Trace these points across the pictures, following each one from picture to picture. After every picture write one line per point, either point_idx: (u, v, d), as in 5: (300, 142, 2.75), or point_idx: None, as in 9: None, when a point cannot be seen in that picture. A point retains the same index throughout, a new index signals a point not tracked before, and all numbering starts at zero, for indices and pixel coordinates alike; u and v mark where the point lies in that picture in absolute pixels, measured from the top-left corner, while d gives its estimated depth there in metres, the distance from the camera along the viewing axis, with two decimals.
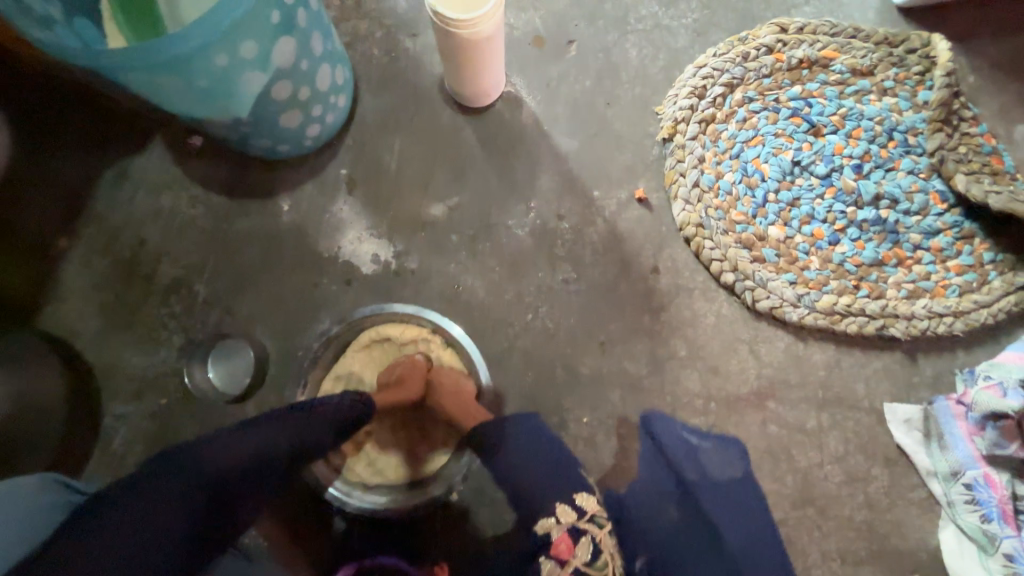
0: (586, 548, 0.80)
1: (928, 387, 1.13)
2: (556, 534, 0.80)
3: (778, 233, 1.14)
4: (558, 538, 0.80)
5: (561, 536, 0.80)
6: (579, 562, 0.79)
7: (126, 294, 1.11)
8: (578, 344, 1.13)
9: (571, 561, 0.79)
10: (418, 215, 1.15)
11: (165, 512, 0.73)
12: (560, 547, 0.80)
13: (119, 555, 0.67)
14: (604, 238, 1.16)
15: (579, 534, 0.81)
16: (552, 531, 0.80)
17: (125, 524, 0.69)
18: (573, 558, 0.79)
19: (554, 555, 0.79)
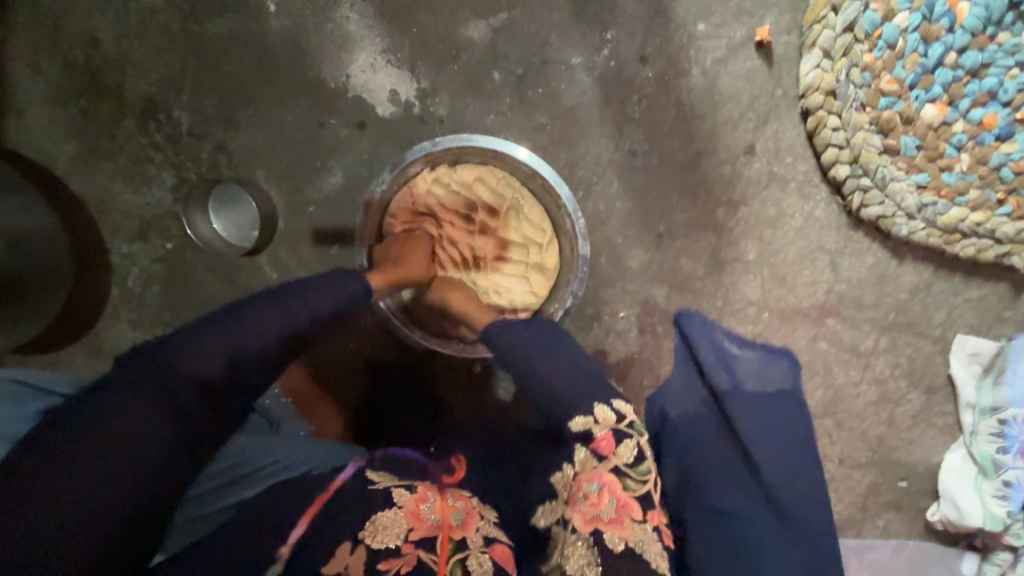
0: (628, 446, 0.71)
1: (1015, 323, 1.01)
2: (597, 430, 0.72)
3: (935, 115, 0.85)
4: (602, 434, 0.72)
5: (603, 434, 0.72)
6: (620, 461, 0.70)
7: (94, 112, 0.92)
8: (631, 232, 0.96)
9: (610, 458, 0.70)
10: (452, 36, 0.86)
11: (148, 419, 0.60)
12: (602, 444, 0.71)
13: (88, 478, 0.55)
14: (694, 97, 0.88)
15: (621, 435, 0.72)
16: (593, 429, 0.72)
17: (84, 446, 0.57)
18: (613, 456, 0.70)
19: (592, 449, 0.71)
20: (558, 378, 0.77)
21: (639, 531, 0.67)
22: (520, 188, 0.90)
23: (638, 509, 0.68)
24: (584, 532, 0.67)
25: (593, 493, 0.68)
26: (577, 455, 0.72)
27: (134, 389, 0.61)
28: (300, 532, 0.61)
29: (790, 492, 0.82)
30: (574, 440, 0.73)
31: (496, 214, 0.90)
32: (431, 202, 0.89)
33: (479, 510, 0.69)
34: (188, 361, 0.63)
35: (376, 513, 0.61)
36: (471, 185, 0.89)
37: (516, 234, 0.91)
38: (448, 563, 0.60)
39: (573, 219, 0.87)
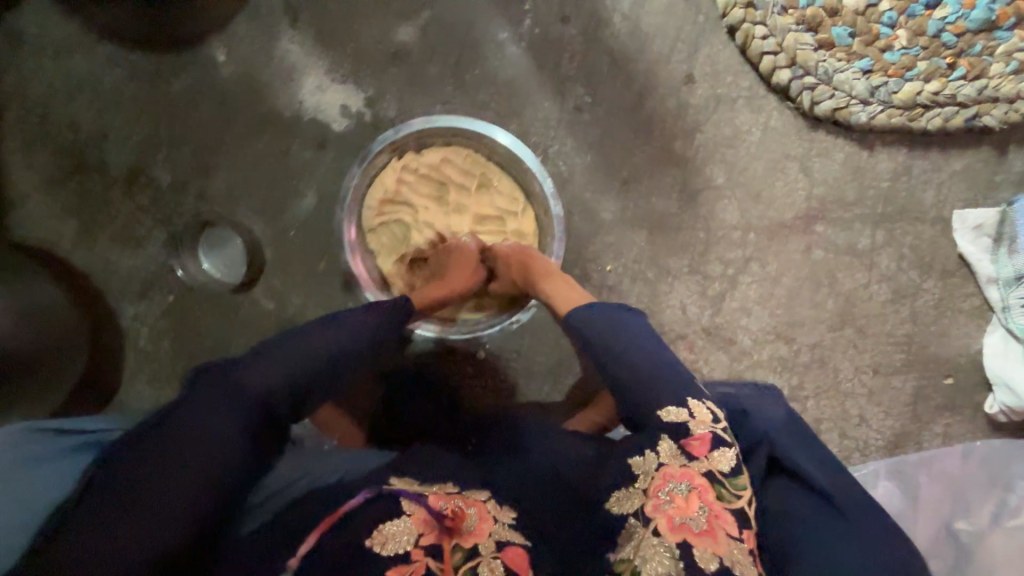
0: (727, 454, 0.60)
1: (1011, 186, 0.98)
2: (695, 429, 0.61)
3: (857, 1, 0.87)
4: (697, 434, 0.60)
5: (699, 433, 0.60)
6: (714, 466, 0.59)
7: (86, 189, 1.00)
8: (597, 185, 0.98)
9: (704, 461, 0.59)
10: (385, 42, 0.92)
11: (215, 427, 0.57)
12: (695, 443, 0.60)
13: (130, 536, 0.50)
14: (622, 42, 0.91)
15: (719, 441, 0.61)
16: (690, 425, 0.61)
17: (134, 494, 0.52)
18: (708, 458, 0.59)
19: (685, 448, 0.59)
20: (633, 357, 0.68)
21: (737, 549, 0.54)
22: (485, 164, 0.94)
23: (730, 519, 0.56)
24: (671, 540, 0.53)
25: (680, 494, 0.56)
26: (660, 445, 0.60)
27: (204, 414, 0.58)
28: (309, 545, 0.54)
29: (839, 489, 0.69)
30: (660, 432, 0.61)
31: (468, 190, 0.94)
32: (405, 190, 0.92)
33: (494, 514, 0.59)
34: (264, 377, 0.62)
35: (385, 521, 0.54)
36: (439, 167, 0.92)
37: (491, 206, 0.94)
38: (454, 570, 0.51)
39: (538, 181, 0.91)
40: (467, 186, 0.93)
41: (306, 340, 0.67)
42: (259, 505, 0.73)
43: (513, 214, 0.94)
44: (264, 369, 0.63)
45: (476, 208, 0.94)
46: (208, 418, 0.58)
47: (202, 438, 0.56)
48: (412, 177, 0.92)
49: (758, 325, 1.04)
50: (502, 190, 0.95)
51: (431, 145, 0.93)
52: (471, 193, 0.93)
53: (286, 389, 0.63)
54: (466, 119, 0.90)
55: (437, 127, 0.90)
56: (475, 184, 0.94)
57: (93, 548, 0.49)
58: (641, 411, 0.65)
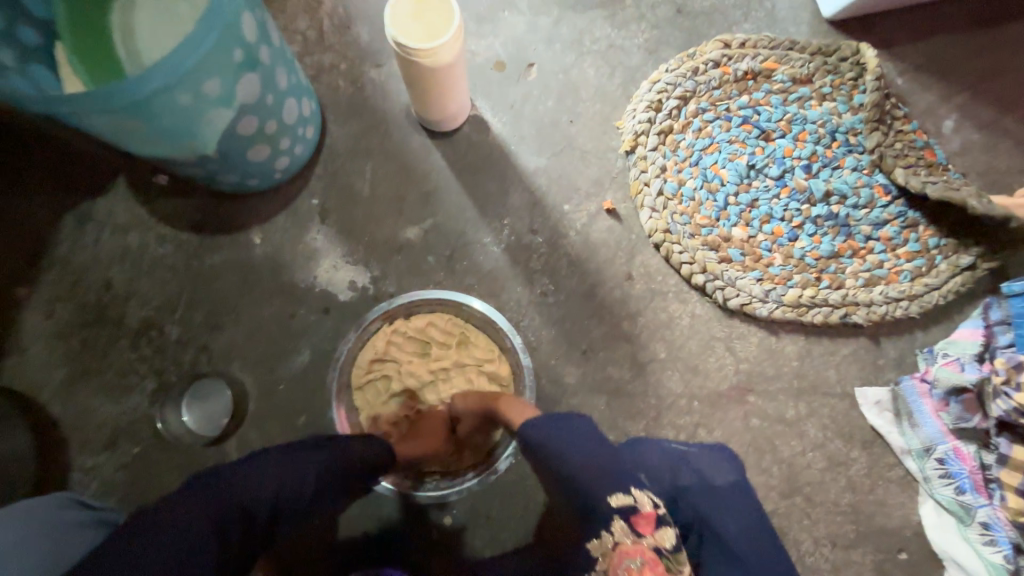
0: (668, 531, 0.73)
1: (893, 368, 1.20)
2: (643, 508, 0.73)
3: (741, 233, 1.20)
4: (645, 512, 0.73)
5: (647, 513, 0.73)
6: (657, 542, 0.72)
7: (95, 340, 1.08)
8: (561, 354, 1.15)
9: (650, 538, 0.72)
10: (394, 237, 1.17)
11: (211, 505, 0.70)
12: (642, 522, 0.72)
13: None
14: (577, 248, 1.20)
15: (662, 520, 0.73)
16: (637, 503, 0.73)
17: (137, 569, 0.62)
18: (652, 536, 0.72)
19: (631, 523, 0.72)
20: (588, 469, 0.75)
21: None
22: (463, 325, 1.10)
23: None
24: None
25: (634, 568, 0.70)
26: (613, 526, 0.72)
27: (182, 516, 0.68)
28: None
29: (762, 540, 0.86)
30: (612, 515, 0.72)
31: (449, 345, 1.08)
32: (392, 350, 1.06)
33: None
34: (255, 487, 0.74)
35: None
36: (424, 330, 1.08)
37: (469, 356, 1.07)
38: None
39: (510, 336, 1.06)
40: (447, 340, 1.08)
41: (281, 458, 0.79)
42: None
43: (490, 363, 1.07)
44: (244, 488, 0.73)
45: (456, 360, 1.06)
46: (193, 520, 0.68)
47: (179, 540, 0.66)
48: (399, 340, 1.07)
49: None
50: (485, 337, 1.10)
51: (418, 307, 1.09)
52: (451, 346, 1.08)
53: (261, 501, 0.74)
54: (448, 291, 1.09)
55: (423, 300, 1.08)
56: (456, 339, 1.08)
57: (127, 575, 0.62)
58: (595, 501, 0.74)
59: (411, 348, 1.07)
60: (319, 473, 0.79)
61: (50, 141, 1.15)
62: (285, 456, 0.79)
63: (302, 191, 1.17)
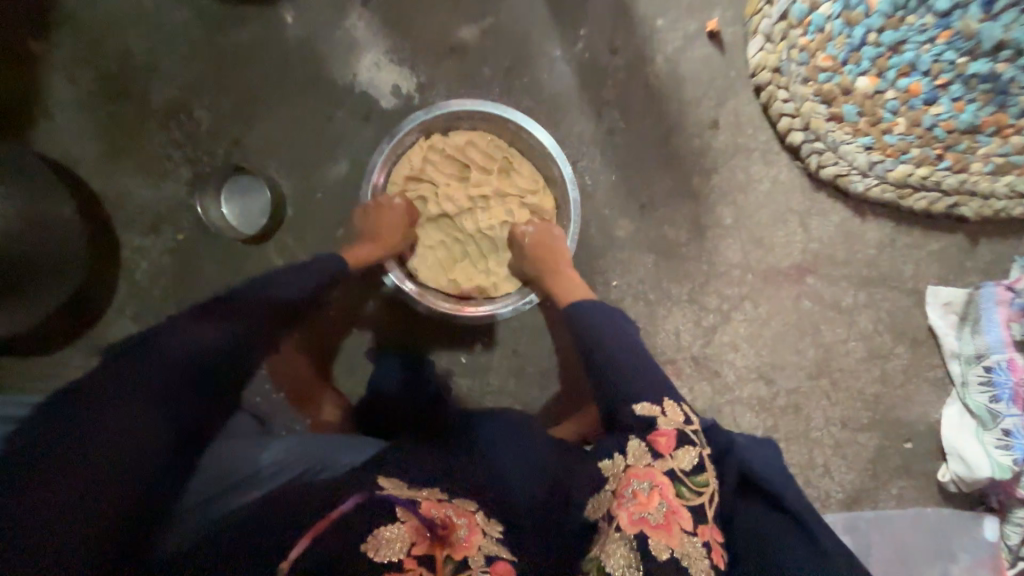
0: (689, 454, 0.65)
1: (979, 272, 1.08)
2: (661, 425, 0.67)
3: (867, 85, 0.97)
4: (663, 430, 0.67)
5: (664, 431, 0.67)
6: (676, 465, 0.64)
7: (121, 117, 1.00)
8: (617, 203, 1.04)
9: (667, 459, 0.64)
10: (446, 36, 0.98)
11: (144, 390, 0.65)
12: (661, 440, 0.66)
13: (125, 405, 0.63)
14: (661, 80, 1.00)
15: (684, 440, 0.67)
16: (659, 420, 0.68)
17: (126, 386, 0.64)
18: (670, 458, 0.64)
19: (650, 443, 0.66)
20: (641, 363, 0.76)
21: (691, 545, 0.59)
22: (507, 149, 0.99)
23: (690, 521, 0.61)
24: (629, 533, 0.58)
25: (643, 492, 0.61)
26: (628, 447, 0.66)
27: (154, 358, 0.68)
28: (298, 553, 0.56)
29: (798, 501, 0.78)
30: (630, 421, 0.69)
31: (490, 171, 0.99)
32: (428, 169, 0.98)
33: (482, 528, 0.62)
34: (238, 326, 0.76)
35: (380, 526, 0.58)
36: (463, 148, 0.98)
37: (513, 186, 0.99)
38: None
39: (558, 164, 0.95)
40: (489, 164, 0.99)
41: (182, 328, 0.72)
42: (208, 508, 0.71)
43: (535, 194, 0.99)
44: (161, 358, 0.68)
45: (500, 186, 0.99)
46: (118, 397, 0.64)
47: (119, 416, 0.63)
48: (438, 159, 0.98)
49: (742, 362, 1.11)
50: (530, 163, 1.00)
51: (465, 128, 0.99)
52: (493, 171, 0.99)
53: (178, 373, 0.69)
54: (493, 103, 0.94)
55: (466, 109, 0.94)
56: (501, 162, 0.99)
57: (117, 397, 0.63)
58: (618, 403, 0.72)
59: (449, 169, 0.98)
60: (236, 338, 0.76)
61: None
62: (270, 293, 0.80)
63: None
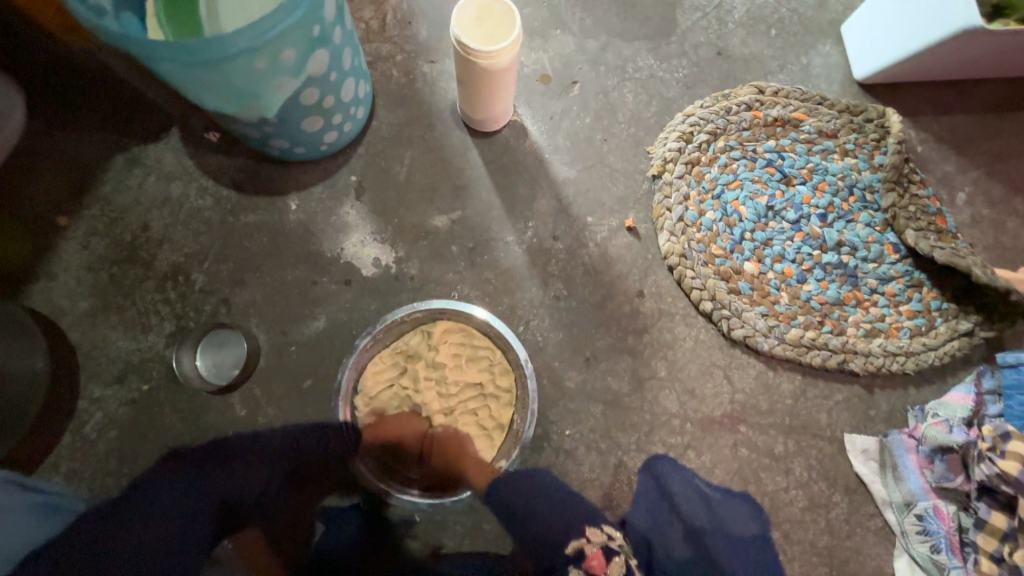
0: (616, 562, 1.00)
1: (883, 421, 1.23)
2: (590, 551, 1.01)
3: (753, 268, 1.25)
4: (592, 555, 1.00)
5: (594, 554, 1.00)
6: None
7: (123, 278, 1.12)
8: (565, 358, 1.18)
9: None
10: (421, 223, 1.22)
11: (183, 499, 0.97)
12: (593, 563, 0.99)
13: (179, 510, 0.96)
14: (594, 260, 1.24)
15: (611, 555, 1.00)
16: (587, 544, 1.01)
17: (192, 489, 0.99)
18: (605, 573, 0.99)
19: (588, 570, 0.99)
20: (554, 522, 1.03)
21: None
22: (468, 330, 1.13)
23: None
24: None
25: None
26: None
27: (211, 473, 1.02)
28: None
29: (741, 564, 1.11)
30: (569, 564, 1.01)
31: (461, 350, 1.11)
32: (408, 349, 1.10)
33: None
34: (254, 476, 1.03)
35: None
36: (441, 335, 1.11)
37: (481, 363, 1.11)
38: None
39: (514, 351, 1.11)
40: (459, 344, 1.11)
41: (250, 464, 1.04)
42: None
43: (500, 364, 1.12)
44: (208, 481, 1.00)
45: (472, 362, 1.11)
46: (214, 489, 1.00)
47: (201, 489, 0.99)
48: (417, 340, 1.11)
49: (695, 513, 1.14)
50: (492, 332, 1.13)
51: (434, 315, 1.13)
52: (458, 349, 1.11)
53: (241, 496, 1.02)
54: (446, 302, 1.12)
55: (442, 309, 1.12)
56: (466, 334, 1.12)
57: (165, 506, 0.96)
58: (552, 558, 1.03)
59: (428, 345, 1.10)
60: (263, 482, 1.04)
61: (114, 84, 1.20)
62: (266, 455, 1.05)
63: (343, 166, 1.23)
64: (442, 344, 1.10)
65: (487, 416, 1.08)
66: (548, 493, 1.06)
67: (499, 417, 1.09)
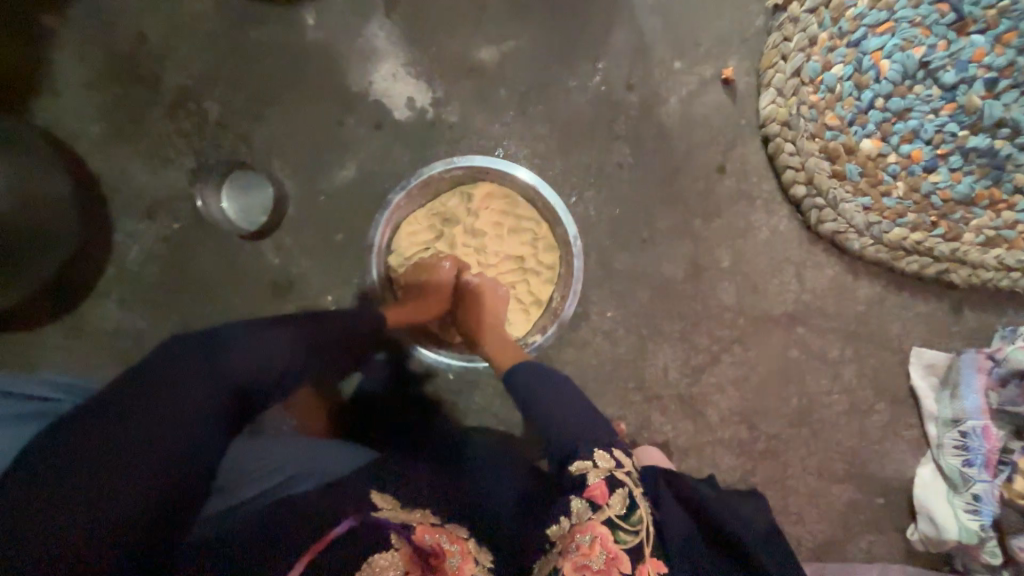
0: (621, 494, 0.64)
1: (961, 338, 1.11)
2: (593, 477, 0.65)
3: (871, 148, 1.00)
4: (596, 480, 0.65)
5: (598, 481, 0.65)
6: (612, 512, 0.63)
7: (130, 100, 0.99)
8: (618, 237, 1.05)
9: (605, 509, 0.63)
10: (464, 55, 0.98)
11: (172, 399, 0.61)
12: (596, 492, 0.64)
13: (151, 432, 0.59)
14: (672, 121, 1.01)
15: (616, 484, 0.65)
16: (590, 472, 0.66)
17: (151, 419, 0.59)
18: (607, 507, 0.63)
19: (587, 497, 0.63)
20: (562, 417, 0.76)
21: None
22: (513, 196, 1.00)
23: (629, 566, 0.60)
24: None
25: (584, 544, 0.60)
26: (571, 508, 0.63)
27: (164, 385, 0.61)
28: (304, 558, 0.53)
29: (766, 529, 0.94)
30: (571, 489, 0.66)
31: (503, 218, 0.99)
32: (445, 211, 0.99)
33: (475, 556, 0.61)
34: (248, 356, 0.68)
35: (376, 552, 0.54)
36: (482, 200, 0.98)
37: (524, 234, 1.00)
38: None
39: (563, 224, 0.98)
40: (500, 211, 0.99)
41: (259, 335, 0.71)
42: (214, 516, 0.66)
43: (547, 236, 1.01)
44: (190, 374, 0.63)
45: (514, 232, 1.00)
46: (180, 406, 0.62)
47: (172, 411, 0.61)
48: (455, 203, 0.99)
49: (727, 404, 1.12)
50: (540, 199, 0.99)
51: (476, 175, 0.99)
52: (500, 217, 0.99)
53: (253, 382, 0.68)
54: (487, 161, 0.96)
55: (487, 167, 0.97)
56: (509, 200, 0.99)
57: (109, 440, 0.57)
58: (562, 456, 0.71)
59: (466, 208, 0.98)
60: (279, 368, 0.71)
61: None
62: (259, 337, 0.71)
63: None
64: (480, 209, 0.98)
65: (525, 291, 1.01)
66: (570, 399, 0.80)
67: (539, 294, 1.02)
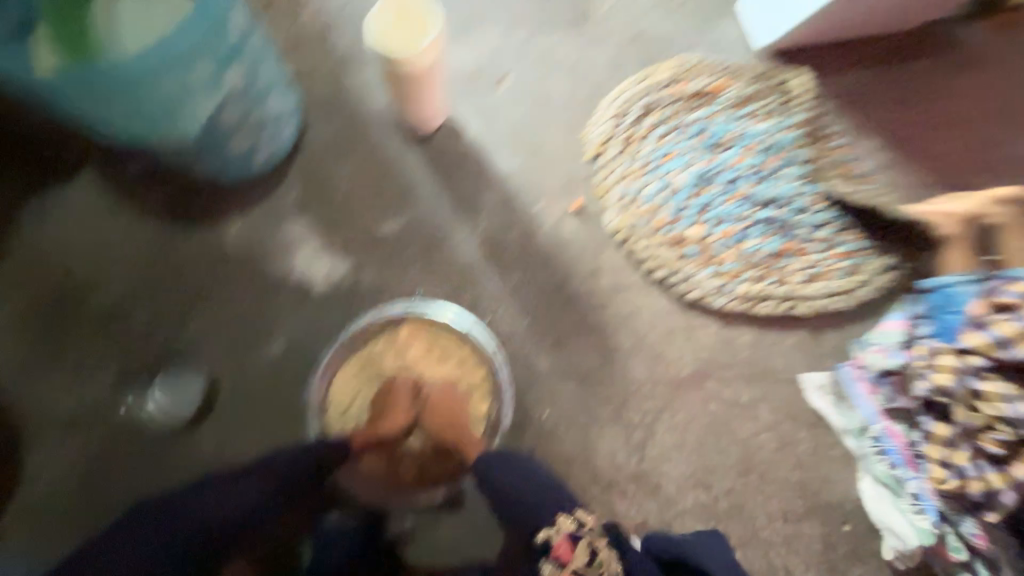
0: (583, 548, 0.90)
1: (832, 356, 1.33)
2: (556, 538, 0.91)
3: (697, 232, 1.31)
4: (558, 542, 0.91)
5: (560, 540, 0.91)
6: (575, 563, 0.89)
7: (57, 329, 1.08)
8: (534, 344, 1.20)
9: (569, 564, 0.89)
10: (371, 231, 1.20)
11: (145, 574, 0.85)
12: (560, 550, 0.90)
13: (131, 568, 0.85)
14: (549, 245, 1.27)
15: (576, 539, 0.91)
16: (554, 535, 0.92)
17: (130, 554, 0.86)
18: (571, 561, 0.89)
19: (554, 558, 0.90)
20: (527, 493, 0.98)
21: None
22: (435, 330, 1.13)
23: None
24: None
25: None
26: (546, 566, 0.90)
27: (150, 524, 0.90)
28: None
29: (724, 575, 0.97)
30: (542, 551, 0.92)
31: (433, 350, 1.12)
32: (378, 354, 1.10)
33: None
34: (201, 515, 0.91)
35: None
36: (407, 337, 1.11)
37: (451, 361, 1.12)
38: None
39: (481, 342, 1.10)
40: (428, 345, 1.12)
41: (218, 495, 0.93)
42: None
43: (472, 359, 1.12)
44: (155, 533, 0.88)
45: (444, 360, 1.12)
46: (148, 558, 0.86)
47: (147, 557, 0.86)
48: (385, 346, 1.11)
49: (678, 471, 1.20)
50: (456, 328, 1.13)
51: (396, 320, 1.11)
52: (428, 350, 1.11)
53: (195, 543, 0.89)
54: (405, 304, 1.11)
55: (409, 311, 1.11)
56: (432, 333, 1.13)
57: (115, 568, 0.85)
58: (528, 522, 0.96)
59: (400, 347, 1.11)
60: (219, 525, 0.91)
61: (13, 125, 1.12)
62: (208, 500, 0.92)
63: (282, 185, 1.19)
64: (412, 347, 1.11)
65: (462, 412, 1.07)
66: (528, 472, 1.01)
67: (477, 411, 1.10)
